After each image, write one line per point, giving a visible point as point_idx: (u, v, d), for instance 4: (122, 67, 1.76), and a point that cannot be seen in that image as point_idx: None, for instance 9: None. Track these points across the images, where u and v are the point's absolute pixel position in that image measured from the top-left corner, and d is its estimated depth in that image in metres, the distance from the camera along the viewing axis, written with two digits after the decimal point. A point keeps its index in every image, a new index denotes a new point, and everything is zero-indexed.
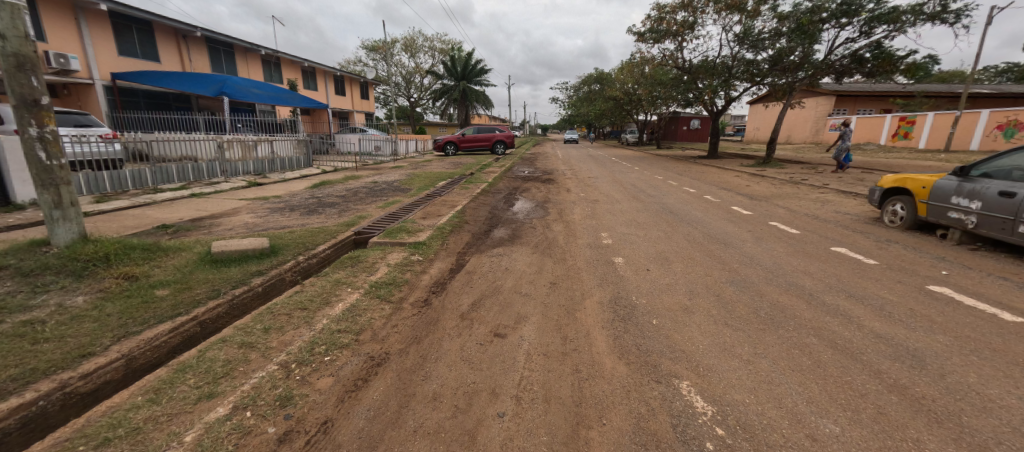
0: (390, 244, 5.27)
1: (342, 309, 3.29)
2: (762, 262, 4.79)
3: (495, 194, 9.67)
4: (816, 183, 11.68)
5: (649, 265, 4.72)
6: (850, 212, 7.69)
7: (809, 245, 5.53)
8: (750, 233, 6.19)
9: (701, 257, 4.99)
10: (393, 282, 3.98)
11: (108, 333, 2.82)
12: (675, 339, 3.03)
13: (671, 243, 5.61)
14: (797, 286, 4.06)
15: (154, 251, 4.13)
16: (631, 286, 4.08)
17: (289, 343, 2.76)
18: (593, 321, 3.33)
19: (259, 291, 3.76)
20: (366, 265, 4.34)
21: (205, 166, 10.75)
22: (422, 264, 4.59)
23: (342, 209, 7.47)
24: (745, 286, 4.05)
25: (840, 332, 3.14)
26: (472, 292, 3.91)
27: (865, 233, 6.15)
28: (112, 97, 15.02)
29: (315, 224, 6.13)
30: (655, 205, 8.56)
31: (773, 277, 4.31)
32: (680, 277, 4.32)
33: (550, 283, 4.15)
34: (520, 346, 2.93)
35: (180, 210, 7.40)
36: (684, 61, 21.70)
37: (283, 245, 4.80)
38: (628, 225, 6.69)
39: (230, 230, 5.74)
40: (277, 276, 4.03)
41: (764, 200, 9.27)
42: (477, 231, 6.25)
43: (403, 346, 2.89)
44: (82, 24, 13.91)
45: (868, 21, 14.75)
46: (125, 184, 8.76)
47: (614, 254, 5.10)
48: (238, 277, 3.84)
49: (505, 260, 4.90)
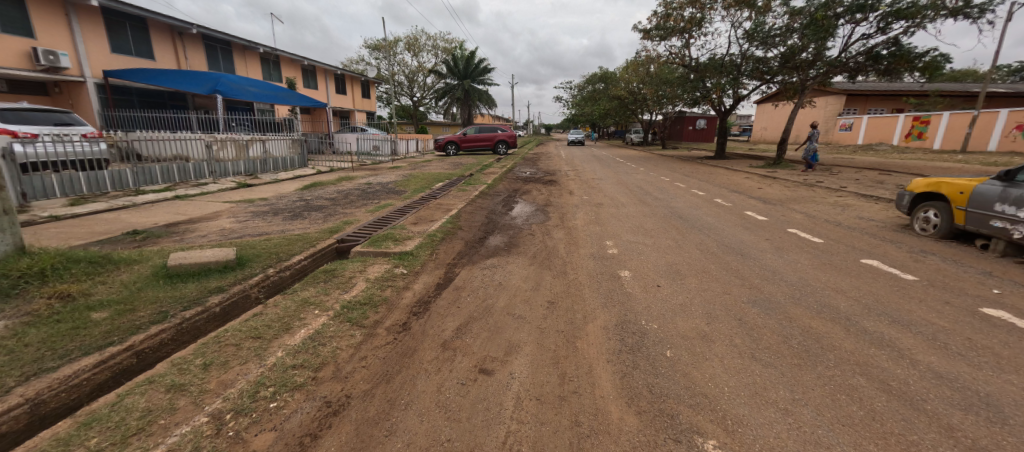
0: (374, 254, 4.80)
1: (303, 338, 2.82)
2: (786, 278, 4.26)
3: (493, 197, 9.19)
4: (833, 185, 11.10)
5: (659, 280, 4.22)
6: (875, 218, 7.14)
7: (835, 257, 5.00)
8: (769, 242, 5.67)
9: (718, 271, 4.48)
10: (370, 302, 3.50)
11: (17, 371, 2.37)
12: (694, 378, 2.54)
13: (682, 254, 5.11)
14: (830, 307, 3.56)
15: (103, 265, 3.68)
16: (639, 306, 3.59)
17: (230, 385, 2.29)
18: (595, 352, 2.86)
19: (216, 313, 3.30)
20: (341, 280, 3.86)
21: (193, 166, 10.35)
22: (406, 278, 4.12)
23: (329, 212, 7.02)
24: (770, 308, 3.55)
25: (890, 370, 2.64)
26: (458, 314, 3.43)
27: (897, 243, 5.61)
28: (104, 96, 14.69)
29: (296, 230, 5.67)
30: (663, 209, 8.06)
31: (802, 296, 3.79)
32: (695, 296, 3.82)
33: (549, 302, 3.67)
34: (508, 387, 2.46)
35: (159, 213, 6.99)
36: (691, 59, 21.14)
37: (253, 256, 4.33)
38: (635, 232, 6.20)
39: (203, 237, 5.31)
40: (239, 293, 3.58)
41: (779, 204, 8.75)
42: (471, 238, 5.79)
43: (368, 387, 2.42)
44: (73, 20, 13.55)
45: (886, 16, 14.17)
46: (103, 186, 8.34)
47: (620, 267, 4.60)
48: (194, 296, 3.38)
49: (498, 274, 4.41)
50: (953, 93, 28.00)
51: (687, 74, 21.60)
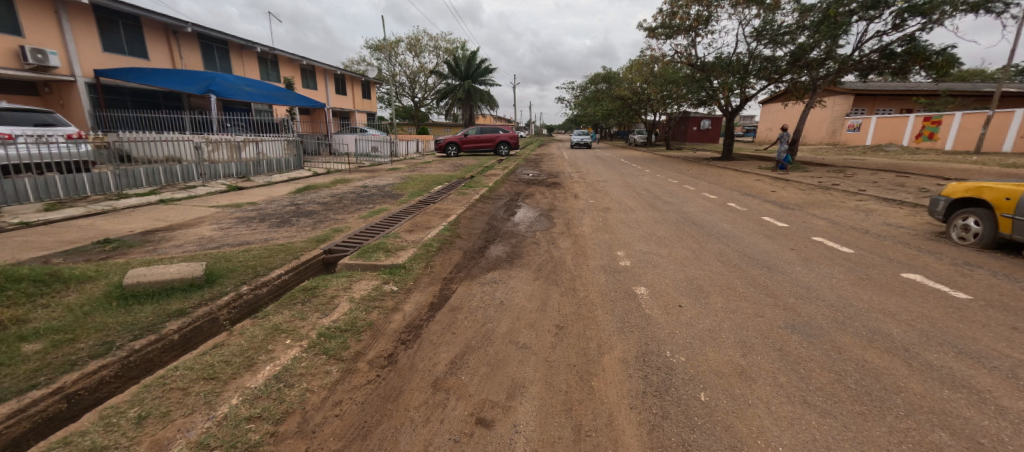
0: (362, 267, 4.34)
1: (266, 378, 2.35)
2: (823, 297, 3.78)
3: (495, 201, 8.76)
4: (851, 188, 10.61)
5: (681, 299, 3.75)
6: (904, 225, 6.65)
7: (873, 271, 4.51)
8: (795, 252, 5.19)
9: (744, 287, 4.01)
10: (352, 327, 3.04)
11: None
12: (739, 434, 2.07)
13: (702, 266, 4.64)
14: (882, 334, 3.09)
15: (49, 284, 3.26)
16: (661, 332, 3.13)
17: (164, 448, 1.83)
18: (615, 394, 2.40)
19: (173, 341, 2.88)
20: (322, 301, 3.39)
21: (182, 169, 9.89)
22: (396, 297, 3.67)
23: (319, 219, 6.59)
24: (813, 335, 3.08)
25: (977, 422, 2.16)
26: (454, 343, 2.97)
27: (936, 254, 5.12)
28: (95, 95, 14.32)
29: (281, 239, 5.24)
30: (674, 215, 7.60)
31: (845, 320, 3.32)
32: (724, 319, 3.35)
33: (557, 327, 3.21)
34: (511, 445, 2.00)
35: (137, 219, 6.55)
36: (698, 58, 20.65)
37: (225, 271, 3.88)
38: (647, 241, 5.73)
39: (178, 247, 4.89)
40: (204, 317, 3.15)
41: (797, 208, 8.26)
42: (471, 247, 5.33)
43: (338, 447, 1.96)
44: (62, 17, 13.15)
45: (901, 12, 13.69)
46: (82, 190, 7.88)
47: (635, 282, 4.14)
48: (150, 322, 2.95)
49: (500, 291, 3.94)
50: (965, 92, 27.37)
51: (692, 73, 21.13)
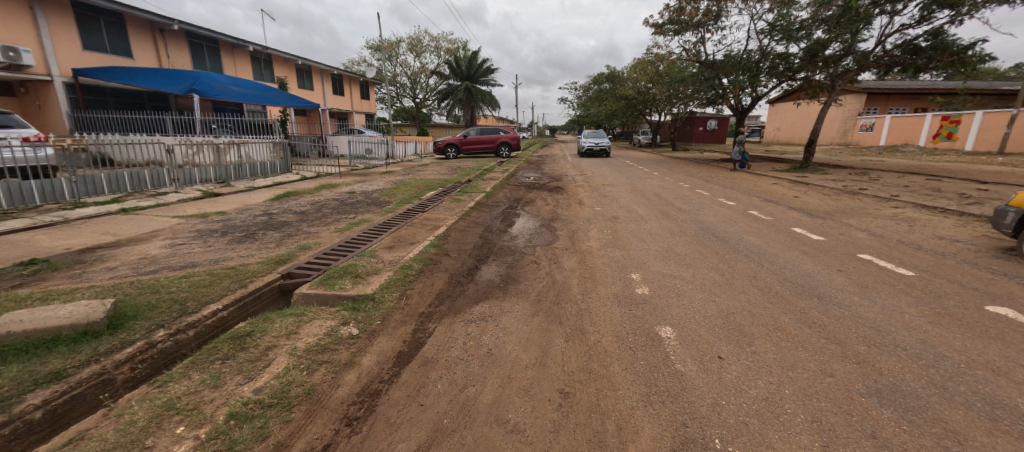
0: (321, 300, 3.53)
1: None
2: (903, 344, 2.94)
3: (491, 209, 7.94)
4: (881, 192, 9.75)
5: (721, 348, 2.91)
6: (959, 238, 5.80)
7: (948, 302, 3.67)
8: (845, 276, 4.33)
9: (797, 328, 3.19)
10: (281, 401, 2.21)
11: None
12: None
13: (737, 296, 3.81)
14: (1006, 408, 2.24)
15: None
16: (702, 404, 2.30)
17: None
18: None
19: (34, 422, 2.06)
20: (251, 356, 2.58)
21: (148, 174, 9.01)
22: (356, 344, 2.87)
23: (289, 232, 5.81)
24: (911, 409, 2.26)
25: None
26: (419, 423, 2.16)
27: (1016, 278, 4.25)
28: (74, 96, 13.64)
29: (235, 260, 4.46)
30: (692, 225, 6.78)
31: (948, 384, 2.47)
32: (783, 381, 2.51)
33: (561, 395, 2.40)
34: None
35: (85, 232, 5.79)
36: (707, 56, 19.78)
37: (141, 310, 3.09)
38: (666, 260, 4.90)
39: (111, 271, 4.13)
40: (90, 381, 2.34)
41: (828, 217, 7.41)
42: (458, 269, 4.53)
43: None
44: (37, 13, 12.45)
45: (928, 4, 12.78)
46: (29, 199, 7.06)
47: (657, 320, 3.31)
48: (2, 395, 2.14)
49: (488, 334, 3.11)
50: (984, 91, 26.40)
51: (700, 72, 20.26)
